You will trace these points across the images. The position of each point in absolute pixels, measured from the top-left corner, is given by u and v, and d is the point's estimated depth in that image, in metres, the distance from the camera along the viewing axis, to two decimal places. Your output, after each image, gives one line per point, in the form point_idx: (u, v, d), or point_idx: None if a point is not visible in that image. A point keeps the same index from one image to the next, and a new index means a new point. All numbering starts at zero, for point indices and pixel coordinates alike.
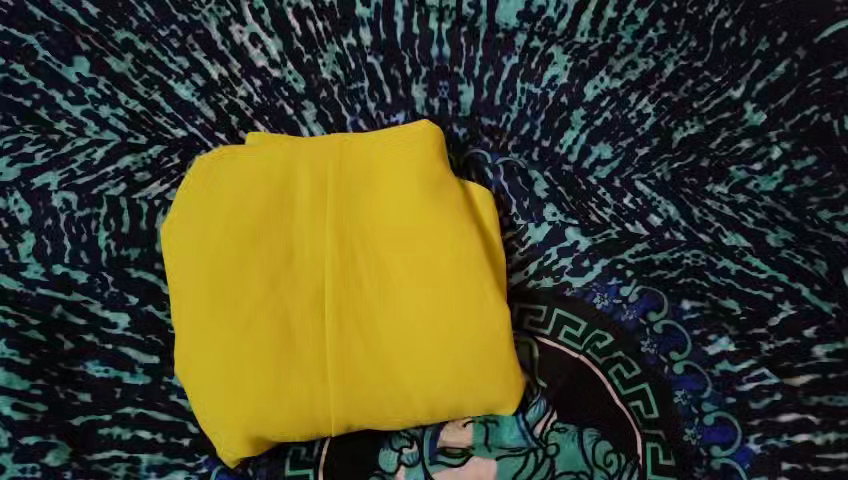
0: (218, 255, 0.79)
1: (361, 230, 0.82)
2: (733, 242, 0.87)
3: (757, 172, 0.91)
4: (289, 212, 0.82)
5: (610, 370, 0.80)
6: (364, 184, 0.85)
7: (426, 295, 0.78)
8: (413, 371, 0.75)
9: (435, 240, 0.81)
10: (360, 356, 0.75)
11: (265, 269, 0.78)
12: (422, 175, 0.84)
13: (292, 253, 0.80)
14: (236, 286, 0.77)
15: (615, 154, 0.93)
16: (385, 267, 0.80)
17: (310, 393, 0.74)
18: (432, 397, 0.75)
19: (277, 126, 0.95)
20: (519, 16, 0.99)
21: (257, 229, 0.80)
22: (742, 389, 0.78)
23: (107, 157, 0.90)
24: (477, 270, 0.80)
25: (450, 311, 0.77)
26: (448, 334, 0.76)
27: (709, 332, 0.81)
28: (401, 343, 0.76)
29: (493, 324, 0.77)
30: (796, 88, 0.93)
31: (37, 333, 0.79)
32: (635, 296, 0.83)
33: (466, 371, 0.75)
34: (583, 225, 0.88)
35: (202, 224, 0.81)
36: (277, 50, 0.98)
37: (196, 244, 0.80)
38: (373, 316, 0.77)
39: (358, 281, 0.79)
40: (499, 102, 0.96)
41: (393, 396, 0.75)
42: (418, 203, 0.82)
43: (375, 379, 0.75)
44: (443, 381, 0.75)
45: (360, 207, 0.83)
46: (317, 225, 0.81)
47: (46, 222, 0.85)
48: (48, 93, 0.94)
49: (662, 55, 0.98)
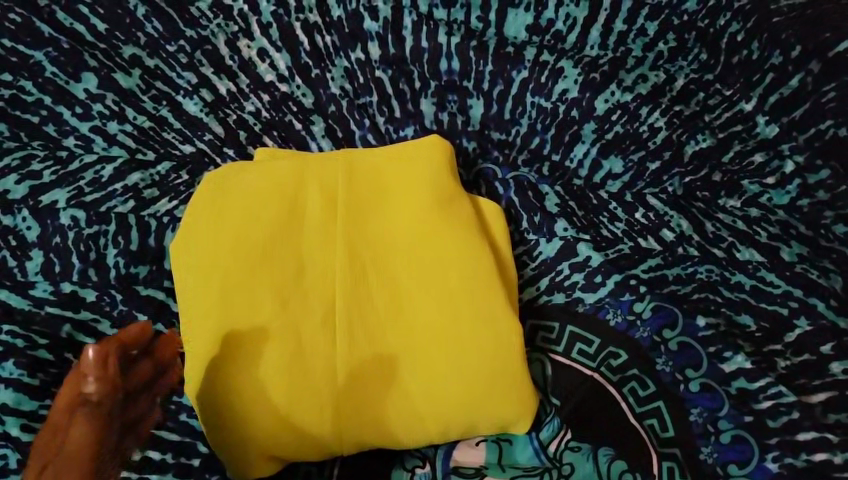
0: (229, 269, 0.78)
1: (371, 244, 0.81)
2: (747, 257, 0.86)
3: (771, 185, 0.92)
4: (301, 226, 0.81)
5: (625, 388, 0.78)
6: (374, 197, 0.84)
7: (439, 311, 0.77)
8: (427, 388, 0.74)
9: (446, 253, 0.80)
10: (373, 373, 0.75)
11: (278, 284, 0.77)
12: (433, 190, 0.84)
13: (303, 266, 0.79)
14: (247, 298, 0.76)
15: (626, 168, 0.93)
16: (397, 282, 0.79)
17: (323, 409, 0.73)
18: (443, 413, 0.74)
19: (286, 141, 0.94)
20: (528, 30, 1.02)
21: (268, 242, 0.80)
22: (758, 407, 0.75)
23: (116, 174, 0.89)
24: (490, 285, 0.79)
25: (461, 325, 0.77)
26: (462, 350, 0.76)
27: (725, 349, 0.79)
28: (414, 359, 0.75)
29: (505, 341, 0.77)
30: (810, 101, 0.92)
31: (46, 353, 0.75)
32: (648, 312, 0.81)
33: (477, 387, 0.75)
34: (595, 240, 0.87)
35: (212, 239, 0.80)
36: (285, 65, 0.98)
37: (208, 258, 0.79)
38: (386, 332, 0.77)
39: (370, 297, 0.78)
40: (508, 116, 0.96)
41: (407, 414, 0.74)
42: (429, 218, 0.82)
43: (388, 396, 0.74)
44: (457, 398, 0.74)
45: (372, 222, 0.83)
46: (327, 238, 0.81)
47: (54, 240, 0.84)
48: (56, 109, 0.94)
49: (672, 69, 1.00)
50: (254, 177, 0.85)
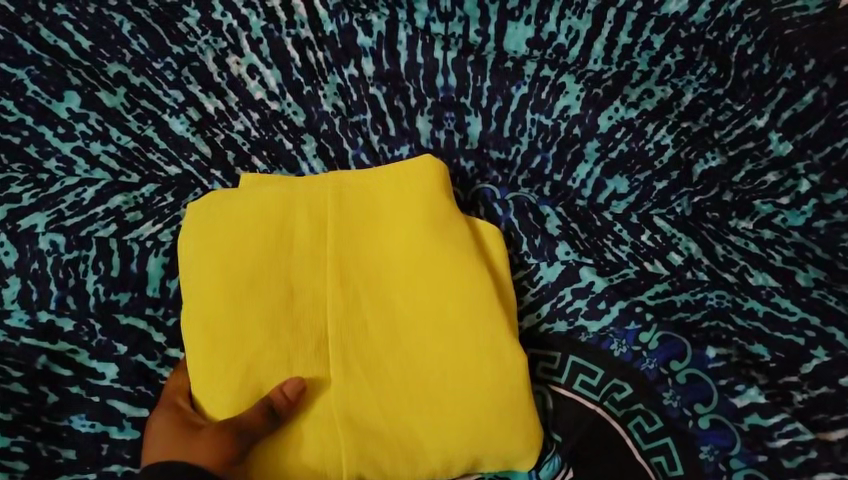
0: (216, 305, 0.73)
1: (366, 270, 0.77)
2: (760, 281, 0.82)
3: (784, 206, 0.87)
4: (290, 254, 0.77)
5: (630, 423, 0.73)
6: (367, 223, 0.80)
7: (437, 341, 0.73)
8: (430, 427, 0.70)
9: (443, 277, 0.76)
10: (371, 407, 0.70)
11: (267, 316, 0.73)
12: (427, 211, 0.80)
13: (294, 299, 0.74)
14: (236, 331, 0.72)
15: (632, 188, 0.89)
16: (392, 310, 0.75)
17: (322, 452, 0.68)
18: (448, 450, 0.69)
19: (275, 162, 0.90)
20: (528, 44, 0.98)
21: (257, 270, 0.75)
22: (772, 446, 0.71)
23: (98, 196, 0.86)
24: (491, 312, 0.74)
25: (463, 355, 0.72)
26: (464, 386, 0.71)
27: (737, 382, 0.74)
28: (415, 394, 0.71)
29: (509, 372, 0.72)
30: (825, 118, 0.88)
31: (21, 386, 0.74)
32: (655, 343, 0.76)
33: (482, 422, 0.70)
34: (599, 265, 0.83)
35: (197, 269, 0.76)
36: (275, 82, 0.95)
37: (195, 293, 0.75)
38: (384, 366, 0.72)
39: (365, 328, 0.74)
40: (507, 134, 0.92)
41: (410, 454, 0.69)
42: (425, 243, 0.78)
43: (391, 436, 0.69)
44: (463, 436, 0.69)
45: (365, 248, 0.78)
46: (318, 264, 0.76)
47: (32, 266, 0.80)
48: (37, 129, 0.90)
49: (680, 83, 0.96)
50: (239, 203, 0.79)
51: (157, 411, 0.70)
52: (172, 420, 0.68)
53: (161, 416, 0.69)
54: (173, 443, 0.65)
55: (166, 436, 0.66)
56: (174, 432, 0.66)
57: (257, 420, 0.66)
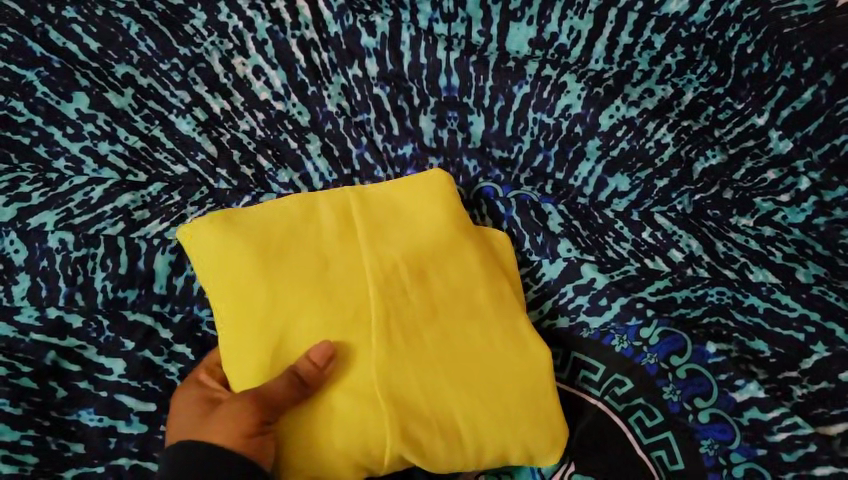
0: (251, 279, 0.71)
1: (400, 253, 0.75)
2: (760, 278, 0.82)
3: (785, 203, 0.88)
4: (318, 237, 0.75)
5: (630, 417, 0.74)
6: (391, 215, 0.79)
7: (470, 329, 0.73)
8: (472, 408, 0.68)
9: (470, 272, 0.77)
10: (413, 386, 0.68)
11: (305, 290, 0.70)
12: (449, 211, 0.80)
13: (331, 276, 0.72)
14: (273, 305, 0.69)
15: (633, 186, 0.89)
16: (427, 294, 0.74)
17: (364, 430, 0.65)
18: (486, 434, 0.68)
19: (280, 161, 0.91)
20: (531, 44, 0.99)
21: (290, 248, 0.73)
22: (772, 439, 0.71)
23: (106, 195, 0.87)
24: (513, 312, 0.76)
25: (496, 346, 0.73)
26: (497, 375, 0.71)
27: (736, 377, 0.74)
28: (454, 376, 0.69)
29: (535, 363, 0.72)
30: (824, 115, 0.88)
31: (30, 380, 0.75)
32: (655, 339, 0.77)
33: (518, 408, 0.70)
34: (600, 261, 0.84)
35: (228, 243, 0.72)
36: (279, 82, 0.96)
37: (225, 267, 0.72)
38: (424, 346, 0.70)
39: (403, 307, 0.72)
40: (509, 133, 0.93)
41: (450, 437, 0.67)
42: (453, 240, 0.78)
43: (432, 418, 0.67)
44: (501, 421, 0.68)
45: (393, 235, 0.77)
46: (353, 246, 0.75)
47: (42, 264, 0.82)
48: (47, 130, 0.92)
49: (681, 82, 0.97)
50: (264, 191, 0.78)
51: (183, 387, 0.70)
52: (197, 402, 0.67)
53: (176, 412, 0.67)
54: (192, 424, 0.65)
55: (183, 426, 0.65)
56: (194, 412, 0.66)
57: (284, 392, 0.63)
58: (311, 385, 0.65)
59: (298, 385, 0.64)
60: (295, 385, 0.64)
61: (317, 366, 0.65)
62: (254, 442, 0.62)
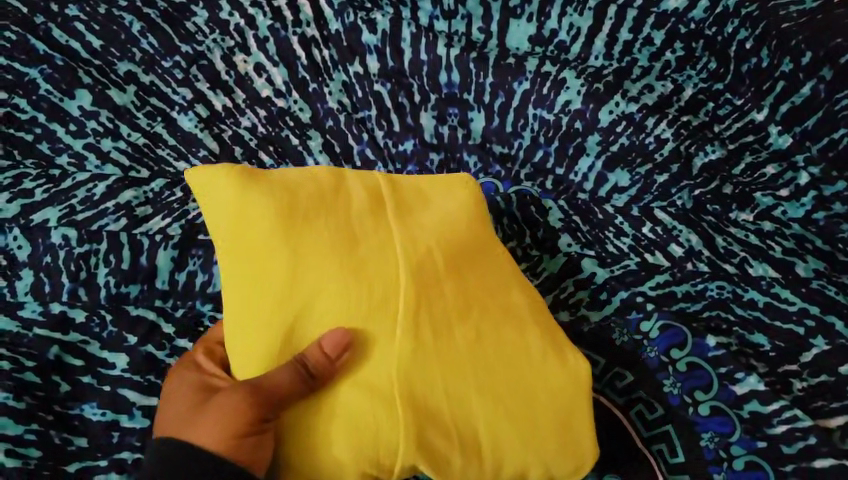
0: (273, 245, 0.63)
1: (432, 239, 0.69)
2: (760, 272, 0.83)
3: (784, 198, 0.88)
4: (348, 212, 0.68)
5: (631, 411, 0.74)
6: (421, 205, 0.73)
7: (503, 328, 0.66)
8: (496, 416, 0.61)
9: (497, 276, 0.71)
10: (436, 386, 0.61)
11: (329, 266, 0.63)
12: (476, 214, 0.75)
13: (357, 254, 0.65)
14: (292, 278, 0.62)
15: (633, 181, 0.90)
16: (461, 286, 0.67)
17: (376, 432, 0.58)
18: (507, 447, 0.61)
19: (281, 157, 0.91)
20: (531, 41, 1.00)
21: (316, 219, 0.66)
22: (772, 432, 0.71)
23: (108, 192, 0.87)
24: (543, 320, 0.70)
25: (528, 349, 0.66)
26: (528, 381, 0.64)
27: (736, 370, 0.74)
28: (483, 376, 0.62)
29: (569, 373, 0.66)
30: (823, 109, 0.89)
31: (34, 375, 0.74)
32: (655, 332, 0.77)
33: (543, 421, 0.63)
34: (600, 256, 0.84)
35: (251, 201, 0.65)
36: (281, 79, 0.97)
37: (245, 228, 0.64)
38: (454, 341, 0.63)
39: (435, 298, 0.65)
40: (509, 129, 0.93)
41: (468, 446, 0.60)
42: (481, 243, 0.73)
43: (451, 424, 0.60)
44: (525, 434, 0.62)
45: (425, 220, 0.71)
46: (382, 227, 0.68)
47: (45, 259, 0.82)
48: (50, 126, 0.92)
49: (680, 78, 0.98)
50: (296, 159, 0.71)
51: (181, 378, 0.67)
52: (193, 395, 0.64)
53: (174, 401, 0.65)
54: (186, 416, 0.62)
55: (179, 416, 0.62)
56: (191, 403, 0.63)
57: (289, 385, 0.58)
58: (317, 380, 0.59)
59: (304, 377, 0.58)
60: (300, 379, 0.58)
61: (326, 359, 0.59)
62: (246, 442, 0.57)
